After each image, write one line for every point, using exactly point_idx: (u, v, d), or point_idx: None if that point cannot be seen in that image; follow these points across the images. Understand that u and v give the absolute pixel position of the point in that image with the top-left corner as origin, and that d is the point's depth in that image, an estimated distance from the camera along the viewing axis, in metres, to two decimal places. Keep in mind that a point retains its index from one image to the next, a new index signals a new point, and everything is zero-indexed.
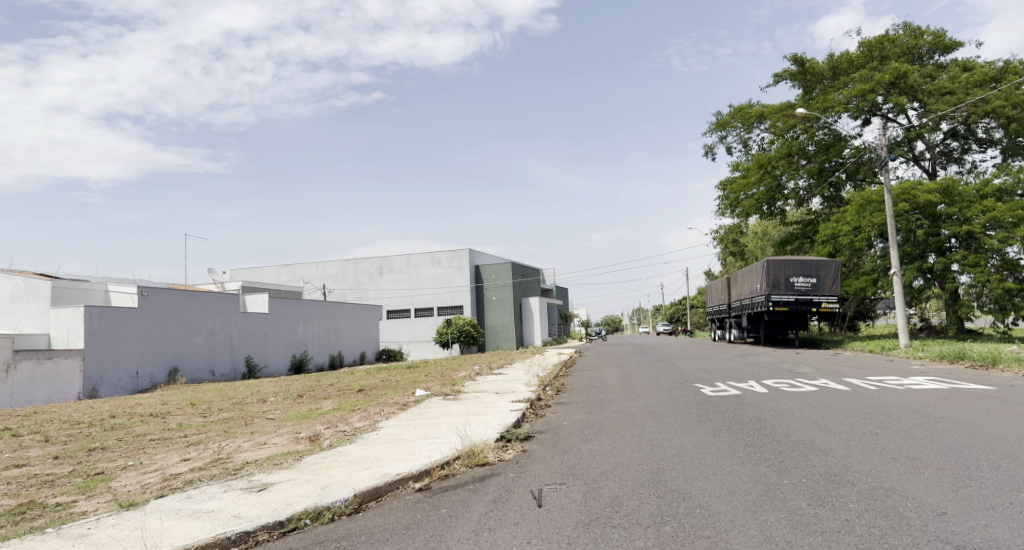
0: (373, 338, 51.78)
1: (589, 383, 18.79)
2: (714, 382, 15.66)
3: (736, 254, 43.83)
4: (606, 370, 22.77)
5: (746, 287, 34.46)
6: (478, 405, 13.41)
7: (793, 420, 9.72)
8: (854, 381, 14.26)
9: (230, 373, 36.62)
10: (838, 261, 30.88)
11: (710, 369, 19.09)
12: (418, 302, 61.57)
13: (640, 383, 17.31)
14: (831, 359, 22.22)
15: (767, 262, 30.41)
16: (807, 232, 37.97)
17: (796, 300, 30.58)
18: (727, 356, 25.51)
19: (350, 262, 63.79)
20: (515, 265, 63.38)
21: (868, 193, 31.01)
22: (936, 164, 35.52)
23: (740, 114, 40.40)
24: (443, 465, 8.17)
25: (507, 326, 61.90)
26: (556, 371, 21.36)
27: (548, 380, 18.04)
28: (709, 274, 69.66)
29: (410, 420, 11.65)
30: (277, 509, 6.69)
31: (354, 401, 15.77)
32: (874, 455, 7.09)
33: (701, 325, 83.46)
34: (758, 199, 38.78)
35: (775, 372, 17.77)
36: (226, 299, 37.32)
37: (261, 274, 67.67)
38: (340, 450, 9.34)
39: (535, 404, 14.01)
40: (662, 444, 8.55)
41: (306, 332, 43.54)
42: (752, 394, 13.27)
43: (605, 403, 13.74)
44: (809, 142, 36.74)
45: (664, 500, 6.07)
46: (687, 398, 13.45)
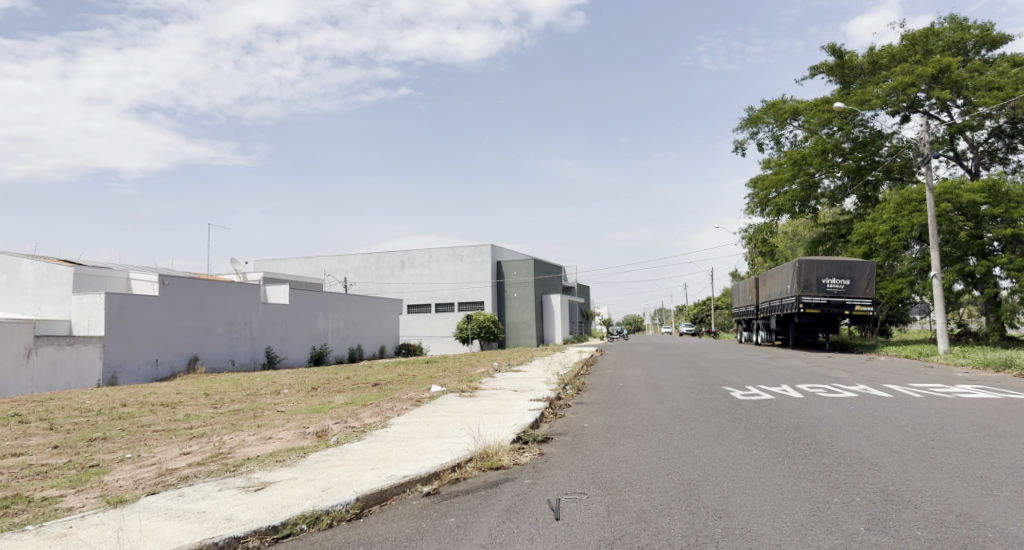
0: (393, 332, 51.47)
1: (612, 383, 18.14)
2: (744, 385, 14.92)
3: (765, 254, 42.84)
4: (630, 370, 22.11)
5: (776, 288, 33.47)
6: (494, 403, 12.82)
7: (833, 429, 9.04)
8: (893, 388, 13.50)
9: (249, 363, 36.46)
10: (873, 262, 29.84)
11: (737, 372, 18.38)
12: (439, 297, 61.18)
13: (665, 384, 16.63)
14: (866, 364, 21.34)
15: (798, 261, 29.47)
16: (841, 232, 36.85)
17: (828, 302, 29.58)
18: (755, 359, 24.71)
19: (373, 255, 63.58)
20: (539, 262, 62.79)
21: (908, 191, 29.91)
22: (979, 164, 34.29)
23: (773, 110, 39.43)
24: (454, 468, 7.60)
25: (529, 323, 61.37)
26: (577, 370, 20.73)
27: (569, 379, 17.41)
28: (736, 274, 68.53)
29: (423, 418, 11.10)
30: (272, 512, 6.14)
31: (368, 395, 15.26)
32: (933, 473, 6.44)
33: (726, 327, 82.27)
34: (790, 197, 37.79)
35: (807, 376, 16.99)
36: (247, 289, 37.12)
37: (284, 266, 67.76)
38: (346, 447, 8.79)
39: (555, 404, 13.40)
40: (691, 451, 7.94)
41: (326, 324, 43.32)
42: (784, 399, 12.54)
43: (628, 404, 13.09)
44: (846, 138, 35.66)
45: (699, 519, 5.48)
46: (715, 401, 12.81)
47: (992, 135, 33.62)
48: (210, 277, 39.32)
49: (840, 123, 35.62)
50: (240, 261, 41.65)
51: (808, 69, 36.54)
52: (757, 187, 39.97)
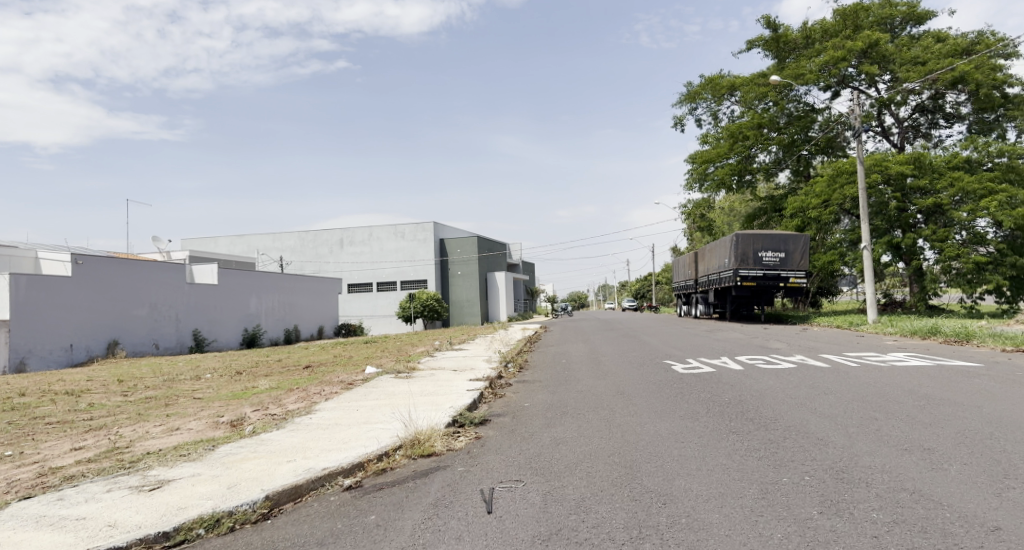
0: (332, 313, 50.09)
1: (554, 360, 17.70)
2: (686, 359, 14.63)
3: (703, 229, 43.19)
4: (572, 346, 21.74)
5: (714, 262, 33.67)
6: (431, 385, 12.16)
7: (778, 401, 8.63)
8: (831, 358, 13.38)
9: (175, 347, 34.94)
10: (806, 236, 30.19)
11: (680, 346, 18.12)
12: (381, 276, 59.88)
13: (608, 360, 16.24)
14: (801, 335, 21.45)
15: (735, 236, 29.68)
16: (775, 206, 37.27)
17: (763, 275, 29.88)
18: (695, 332, 24.70)
19: (309, 234, 61.75)
20: (480, 239, 62.08)
21: (840, 164, 30.30)
22: (904, 139, 35.03)
23: (711, 85, 39.56)
24: (381, 457, 6.95)
25: (471, 301, 60.77)
26: (519, 347, 20.23)
27: (510, 357, 16.88)
28: (675, 250, 69.17)
29: (352, 402, 10.38)
30: (165, 515, 5.40)
31: (297, 378, 14.42)
32: (883, 444, 5.99)
33: (665, 301, 83.23)
34: (726, 172, 38.06)
35: (746, 348, 16.84)
36: (171, 269, 35.41)
37: (215, 245, 65.32)
38: (264, 438, 8.03)
39: (494, 383, 12.83)
40: (634, 430, 7.42)
41: (259, 305, 41.75)
42: (728, 371, 12.23)
43: (570, 382, 12.60)
44: (780, 113, 35.97)
45: (641, 507, 4.92)
46: (657, 376, 12.40)
47: (917, 110, 34.35)
48: (131, 257, 37.35)
49: (775, 98, 35.86)
50: (163, 240, 39.72)
51: (745, 43, 36.70)
52: (695, 163, 40.09)
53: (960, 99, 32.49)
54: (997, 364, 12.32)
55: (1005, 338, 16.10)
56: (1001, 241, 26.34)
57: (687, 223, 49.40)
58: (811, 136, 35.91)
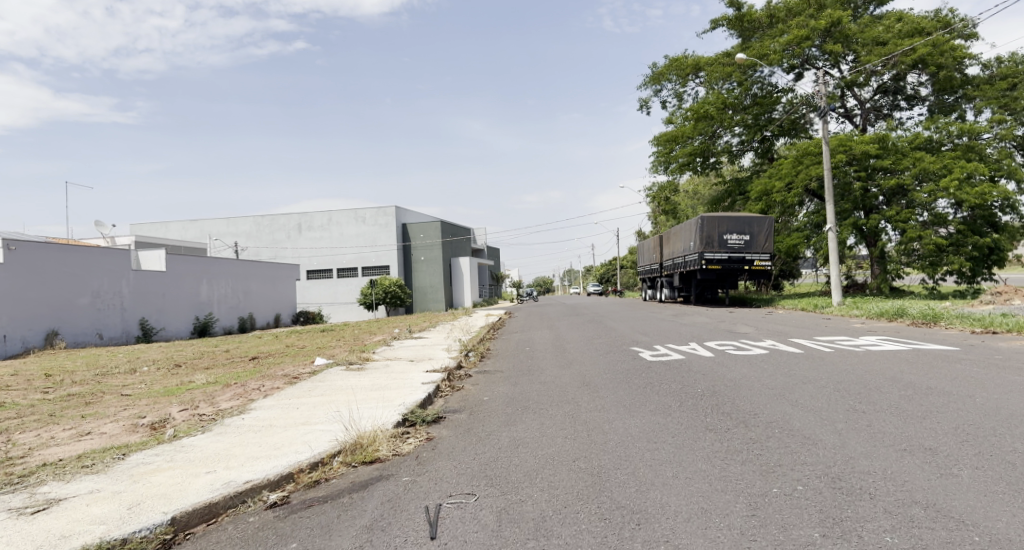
0: (289, 300, 48.68)
1: (517, 348, 16.95)
2: (653, 345, 13.94)
3: (668, 212, 42.81)
4: (536, 333, 21.02)
5: (679, 245, 33.24)
6: (384, 377, 11.30)
7: (754, 391, 7.96)
8: (802, 342, 12.83)
9: (120, 337, 33.55)
10: (771, 218, 29.88)
11: (646, 331, 17.52)
12: (342, 261, 58.45)
13: (573, 348, 15.52)
14: (768, 319, 20.97)
15: (700, 218, 29.25)
16: (740, 188, 36.95)
17: (728, 259, 29.50)
18: (661, 317, 24.17)
19: (266, 218, 60.00)
20: (445, 224, 61.00)
21: (805, 145, 29.99)
22: (866, 121, 34.89)
23: (676, 66, 39.19)
24: (314, 466, 6.11)
25: (435, 287, 59.82)
26: (480, 335, 19.44)
27: (471, 345, 16.06)
28: (639, 233, 68.80)
29: (295, 398, 9.49)
30: (41, 547, 4.53)
31: (241, 371, 13.44)
32: (878, 442, 5.32)
33: (630, 286, 83.05)
34: (691, 154, 37.72)
35: (715, 333, 16.26)
36: (115, 255, 33.84)
37: (167, 231, 63.20)
38: (186, 443, 7.12)
39: (452, 374, 12.02)
40: (602, 429, 6.68)
41: (212, 293, 40.25)
42: (698, 359, 11.57)
43: (532, 372, 11.84)
44: (743, 93, 35.58)
45: (611, 528, 4.18)
46: (624, 364, 11.73)
47: (878, 92, 34.21)
48: (72, 242, 35.62)
49: (739, 77, 35.43)
50: (108, 225, 37.99)
51: (709, 22, 36.24)
52: (660, 145, 39.58)
53: (921, 80, 32.34)
54: (972, 346, 11.82)
55: (974, 319, 15.69)
56: (961, 221, 26.26)
57: (652, 206, 49.02)
58: (774, 118, 35.60)
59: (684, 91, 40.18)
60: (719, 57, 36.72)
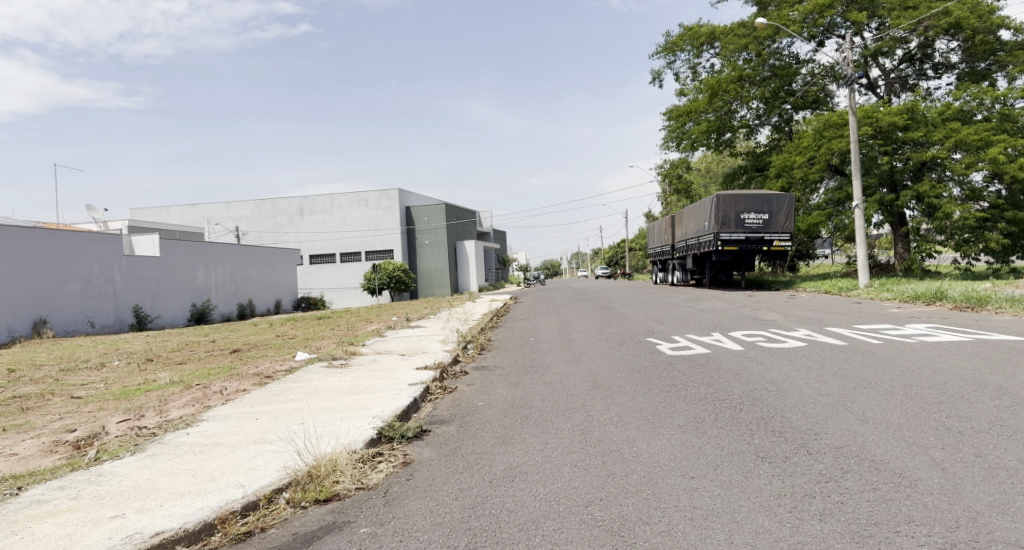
0: (290, 286, 47.44)
1: (520, 338, 15.54)
2: (672, 336, 12.48)
3: (681, 192, 41.22)
4: (543, 320, 19.61)
5: (692, 226, 31.69)
6: (369, 377, 9.92)
7: (804, 396, 6.51)
8: (840, 331, 11.36)
9: (113, 325, 32.43)
10: (791, 195, 28.24)
11: (661, 319, 16.10)
12: (345, 246, 57.12)
13: (581, 338, 14.10)
14: (791, 303, 19.47)
15: (716, 197, 27.68)
16: (758, 164, 35.33)
17: (745, 239, 27.98)
18: (676, 302, 22.67)
19: (267, 202, 58.70)
20: (450, 206, 59.48)
21: (829, 116, 28.29)
22: (890, 92, 33.12)
23: (691, 35, 37.65)
24: (249, 511, 4.74)
25: (441, 270, 58.41)
26: (481, 323, 18.06)
27: (470, 336, 14.65)
28: (648, 213, 67.27)
29: (258, 405, 8.12)
30: None
31: (216, 367, 12.09)
32: (1010, 484, 3.88)
33: (638, 268, 81.31)
34: (707, 129, 36.12)
35: (738, 320, 14.80)
36: (106, 241, 32.59)
37: (167, 216, 62.05)
38: (103, 469, 5.75)
39: (445, 372, 10.62)
40: (621, 454, 5.27)
41: (208, 279, 39.00)
42: (725, 352, 10.12)
43: (536, 370, 10.41)
44: (761, 64, 33.88)
45: None
46: (641, 359, 10.33)
47: (903, 61, 32.46)
48: (62, 227, 34.40)
49: (756, 48, 33.69)
50: (100, 209, 36.74)
51: None
52: (674, 120, 37.90)
53: (950, 46, 30.54)
54: None
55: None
56: (997, 196, 24.64)
57: (663, 186, 47.41)
58: (794, 90, 33.87)
59: (699, 62, 38.67)
60: (734, 27, 34.99)
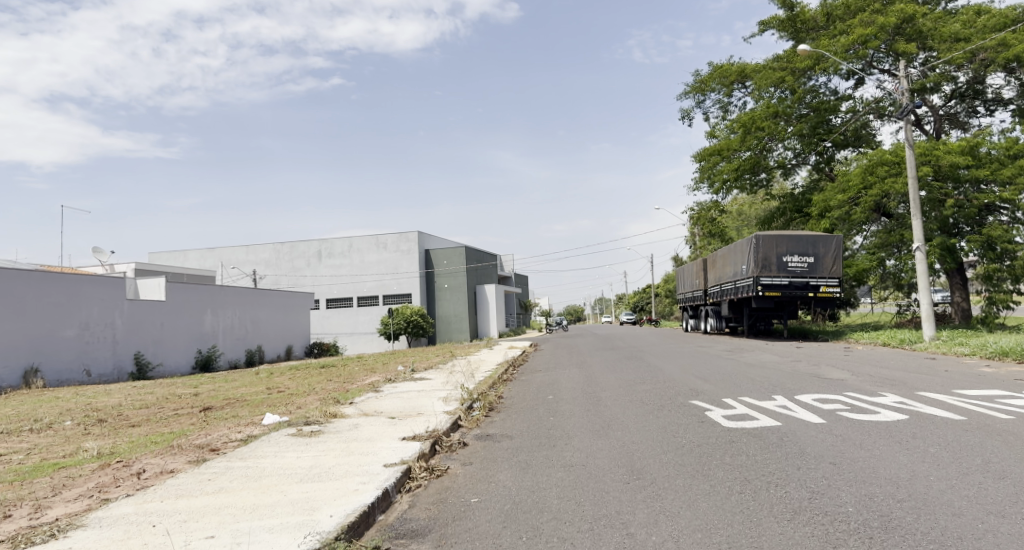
0: (303, 331, 45.55)
1: (537, 396, 13.21)
2: (723, 400, 10.11)
3: (713, 234, 38.92)
4: (565, 372, 17.31)
5: (728, 269, 29.29)
6: (338, 453, 7.69)
7: (965, 516, 4.21)
8: (941, 397, 8.94)
9: (111, 374, 30.61)
10: (839, 237, 25.79)
11: (702, 374, 13.71)
12: (363, 290, 55.43)
13: (609, 398, 11.76)
14: (849, 357, 16.99)
15: (754, 237, 25.42)
16: (797, 205, 33.01)
17: (789, 284, 25.49)
18: (713, 353, 20.23)
19: (285, 245, 57.41)
20: (470, 250, 57.64)
21: (877, 153, 25.90)
22: (938, 130, 30.70)
23: (721, 73, 35.92)
24: None
25: (460, 316, 56.23)
26: (493, 376, 15.79)
27: (478, 393, 12.38)
28: (675, 255, 64.88)
29: (173, 500, 5.93)
30: None
31: (165, 434, 9.92)
32: None
33: (665, 315, 78.57)
34: (740, 169, 33.89)
35: (798, 378, 12.38)
36: (108, 284, 31.02)
37: (184, 260, 60.98)
38: None
39: (439, 445, 8.36)
40: None
41: (216, 323, 37.30)
42: (801, 424, 7.78)
43: (554, 442, 8.14)
44: (798, 100, 31.74)
45: None
46: (686, 430, 8.09)
47: (952, 97, 30.08)
48: (65, 271, 33.05)
49: (792, 83, 31.58)
50: (106, 252, 35.26)
51: (758, 23, 32.62)
52: (704, 160, 35.86)
53: (1006, 79, 28.18)
54: None
55: None
56: None
57: (692, 228, 45.11)
58: (835, 126, 31.63)
59: (730, 101, 36.83)
60: (769, 62, 33.03)
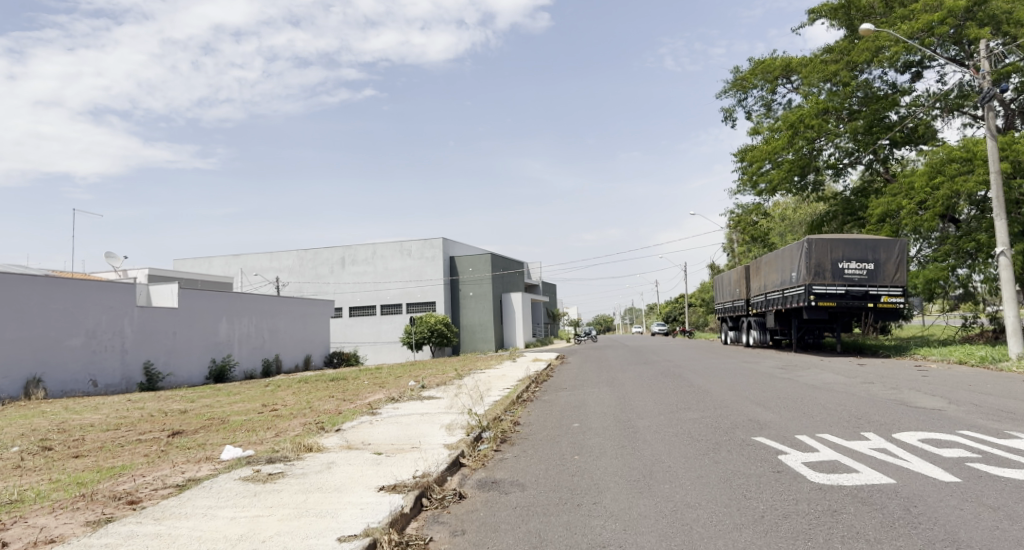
0: (323, 340, 43.95)
1: (560, 423, 11.11)
2: (796, 440, 7.92)
3: (755, 240, 36.43)
4: (593, 392, 15.21)
5: (775, 277, 26.86)
6: (288, 514, 5.69)
7: None
8: None
9: (120, 385, 28.94)
10: (903, 241, 23.26)
11: (760, 399, 11.50)
12: (387, 298, 53.88)
13: (646, 429, 9.62)
14: (925, 377, 14.63)
15: (807, 242, 23.08)
16: (849, 208, 30.49)
17: (845, 293, 23.06)
18: (763, 371, 17.96)
19: (309, 252, 56.14)
20: (497, 257, 55.73)
21: (947, 148, 23.43)
22: (1010, 125, 27.92)
23: (764, 68, 33.58)
24: None
25: (486, 325, 54.27)
26: (511, 397, 13.73)
27: (489, 423, 10.31)
28: (711, 265, 62.25)
29: None
30: None
31: (99, 471, 7.99)
32: None
33: (698, 325, 75.75)
34: (786, 170, 31.39)
35: (881, 407, 10.10)
36: (118, 290, 29.50)
37: (208, 267, 60.06)
38: None
39: (426, 502, 6.32)
40: None
41: (232, 332, 35.82)
42: (927, 483, 5.58)
43: (580, 501, 6.03)
44: (850, 94, 29.16)
45: None
46: (759, 487, 5.94)
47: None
48: (78, 277, 31.78)
49: (845, 76, 29.05)
50: (119, 256, 33.89)
51: (807, 12, 30.32)
52: (747, 161, 33.52)
53: None
54: None
55: None
56: None
57: (731, 234, 42.61)
58: (893, 122, 28.98)
59: (774, 98, 34.44)
60: (819, 55, 30.62)
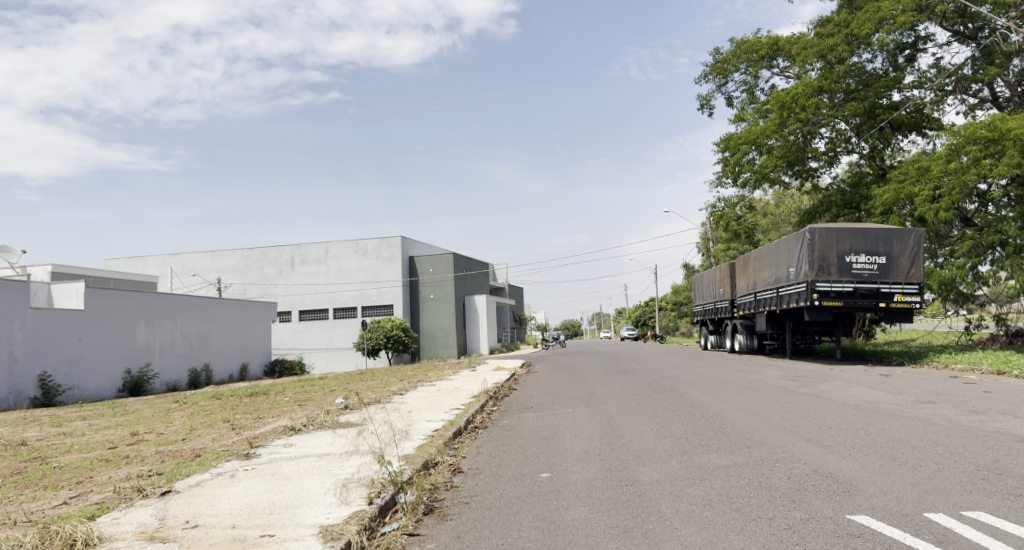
0: (262, 346, 39.76)
1: (516, 470, 7.41)
2: (942, 529, 4.38)
3: (737, 236, 33.32)
4: (563, 414, 11.57)
5: (767, 274, 23.70)
6: None
7: None
8: None
9: (5, 400, 24.38)
10: (919, 230, 20.17)
11: (808, 433, 7.97)
12: (339, 301, 49.76)
13: (655, 490, 5.98)
14: (993, 394, 11.35)
15: (809, 231, 19.93)
16: (847, 200, 27.43)
17: (853, 291, 19.95)
18: (774, 384, 14.57)
19: (254, 251, 51.78)
20: (458, 256, 51.99)
21: (967, 128, 20.46)
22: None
23: (746, 48, 30.50)
24: None
25: (446, 330, 50.46)
26: (451, 425, 9.99)
27: (409, 480, 6.59)
28: (686, 266, 59.22)
29: None
30: None
31: None
32: None
33: (668, 330, 73.04)
34: (776, 159, 28.11)
35: (1002, 448, 6.66)
36: (7, 289, 25.01)
37: (143, 267, 55.26)
38: None
39: None
40: None
41: (151, 337, 31.51)
42: None
43: None
44: (844, 74, 26.21)
45: None
46: None
47: None
48: None
49: (842, 52, 25.97)
50: (17, 251, 29.42)
51: None
52: (730, 149, 30.37)
53: None
54: None
55: None
56: None
57: (709, 231, 39.55)
58: (893, 104, 25.99)
59: (758, 81, 31.38)
60: (812, 30, 27.53)
